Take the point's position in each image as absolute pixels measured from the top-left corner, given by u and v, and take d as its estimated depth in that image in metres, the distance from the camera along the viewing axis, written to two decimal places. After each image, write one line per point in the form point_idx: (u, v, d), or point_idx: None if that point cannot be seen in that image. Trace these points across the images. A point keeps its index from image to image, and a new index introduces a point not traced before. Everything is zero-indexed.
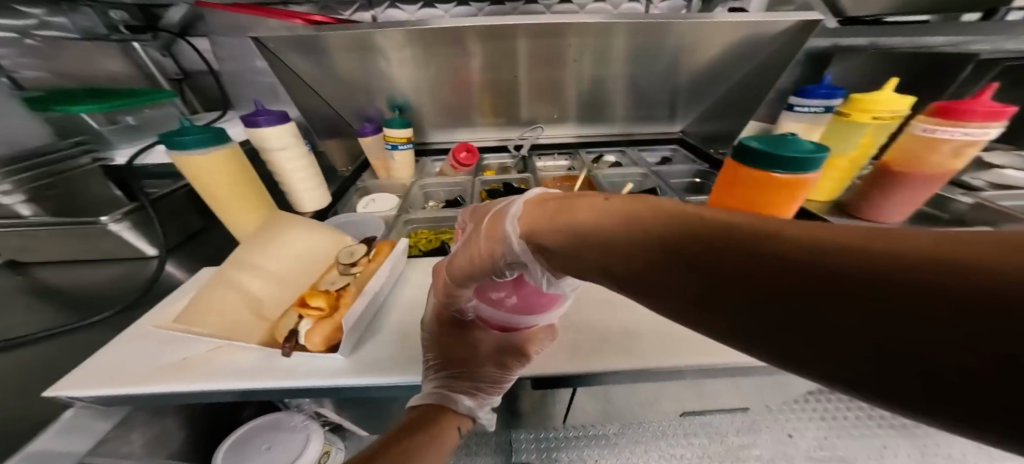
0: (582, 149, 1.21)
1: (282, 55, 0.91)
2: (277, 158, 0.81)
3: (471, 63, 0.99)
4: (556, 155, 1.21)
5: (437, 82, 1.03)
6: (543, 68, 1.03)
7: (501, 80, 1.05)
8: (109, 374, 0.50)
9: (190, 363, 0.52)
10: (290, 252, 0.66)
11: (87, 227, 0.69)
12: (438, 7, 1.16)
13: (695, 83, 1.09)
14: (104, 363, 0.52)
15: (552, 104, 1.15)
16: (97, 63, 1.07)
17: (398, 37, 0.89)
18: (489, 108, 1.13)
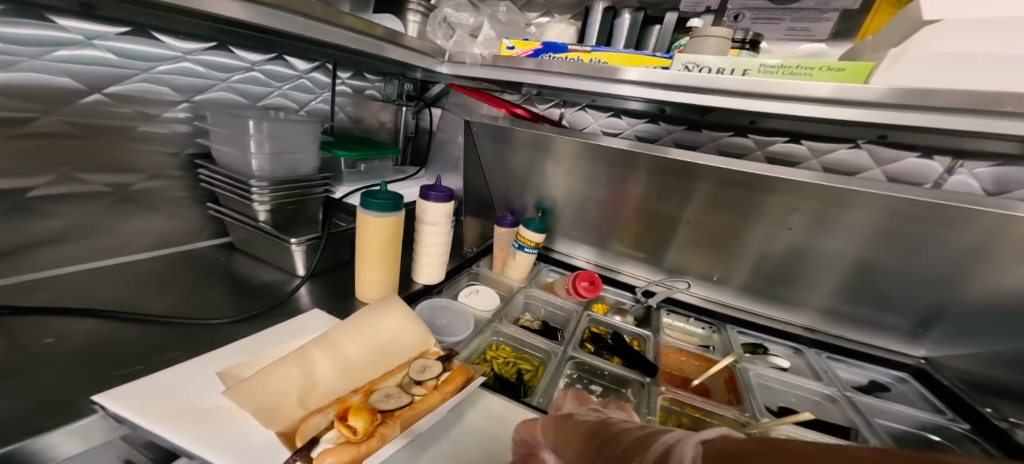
0: (731, 326, 1.04)
1: (483, 145, 1.02)
2: (426, 230, 0.88)
3: (631, 189, 0.93)
4: (693, 320, 1.06)
5: (594, 202, 1.02)
6: (721, 212, 0.87)
7: (663, 213, 0.95)
8: (153, 401, 0.49)
9: (210, 415, 0.48)
10: (373, 337, 0.62)
11: (280, 243, 0.87)
12: (624, 119, 1.20)
13: (992, 306, 0.78)
14: (154, 388, 0.51)
15: (712, 258, 0.99)
16: (379, 116, 1.37)
17: (574, 148, 0.90)
18: (631, 239, 1.06)
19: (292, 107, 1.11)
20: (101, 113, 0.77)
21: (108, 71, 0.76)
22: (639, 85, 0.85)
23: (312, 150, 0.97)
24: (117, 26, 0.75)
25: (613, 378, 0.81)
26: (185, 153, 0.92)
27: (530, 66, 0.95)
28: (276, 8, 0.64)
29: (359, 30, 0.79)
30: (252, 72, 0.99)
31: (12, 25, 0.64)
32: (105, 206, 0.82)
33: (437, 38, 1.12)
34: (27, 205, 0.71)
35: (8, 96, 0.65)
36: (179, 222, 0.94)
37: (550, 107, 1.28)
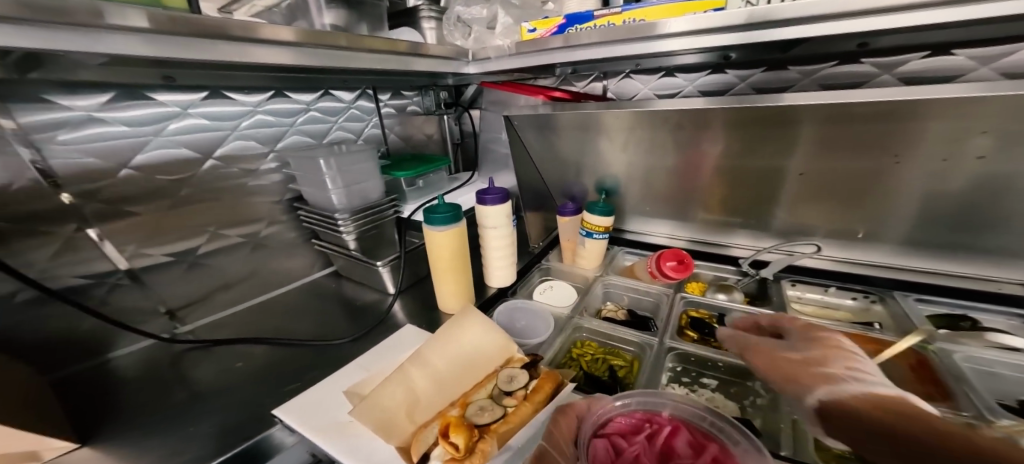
0: (902, 293, 0.85)
1: (527, 137, 0.98)
2: (488, 234, 0.87)
3: (708, 149, 0.82)
4: (836, 290, 0.90)
5: (675, 174, 0.92)
6: (843, 154, 0.73)
7: (766, 167, 0.81)
8: (306, 417, 0.58)
9: (344, 430, 0.55)
10: (460, 349, 0.63)
11: (368, 265, 0.95)
12: (679, 76, 1.07)
13: None
14: (310, 401, 0.61)
15: (846, 208, 0.82)
16: (425, 129, 1.40)
17: (624, 119, 0.82)
18: (716, 205, 0.95)
19: (351, 137, 1.17)
20: (219, 175, 0.89)
21: (209, 135, 0.86)
22: (689, 35, 0.74)
23: (376, 176, 1.00)
24: (198, 92, 0.83)
25: (731, 368, 0.73)
26: (284, 199, 1.03)
27: (559, 44, 0.88)
28: (315, 47, 0.71)
29: (384, 50, 0.82)
30: (310, 112, 1.05)
31: (129, 108, 0.75)
32: (246, 254, 0.97)
33: (456, 40, 1.10)
34: (200, 262, 0.90)
35: (155, 174, 0.80)
36: (301, 259, 1.08)
37: (589, 82, 1.20)
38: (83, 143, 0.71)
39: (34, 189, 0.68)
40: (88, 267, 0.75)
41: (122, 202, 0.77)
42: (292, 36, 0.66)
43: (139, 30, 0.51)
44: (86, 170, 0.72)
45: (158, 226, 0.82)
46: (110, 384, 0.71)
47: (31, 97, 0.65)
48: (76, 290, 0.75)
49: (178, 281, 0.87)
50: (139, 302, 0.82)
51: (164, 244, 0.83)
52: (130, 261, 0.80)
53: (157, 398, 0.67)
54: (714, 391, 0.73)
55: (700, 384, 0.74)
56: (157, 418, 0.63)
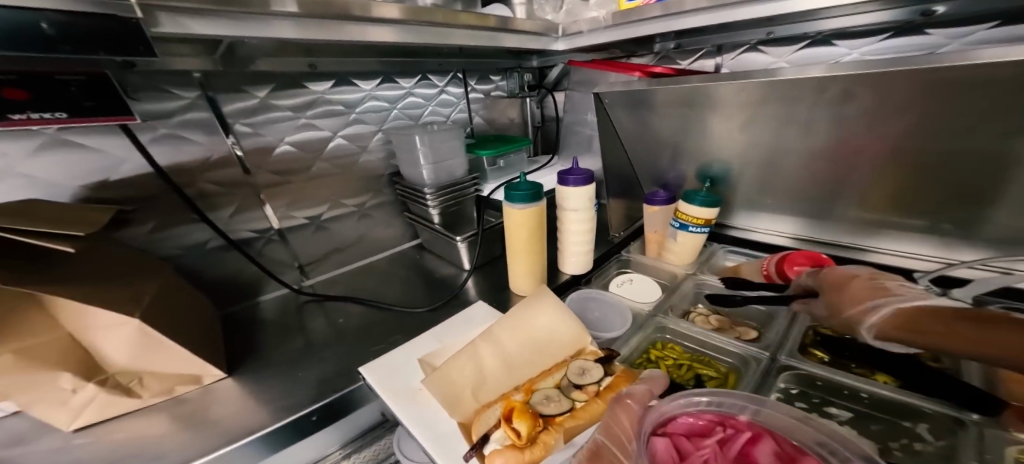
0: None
1: (618, 115, 0.90)
2: (567, 217, 0.83)
3: (882, 128, 0.64)
4: None
5: (825, 160, 0.74)
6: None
7: (978, 153, 0.59)
8: (385, 377, 0.61)
9: (414, 395, 0.57)
10: (530, 333, 0.60)
11: (449, 240, 0.97)
12: (840, 43, 0.84)
13: None
14: (390, 363, 0.65)
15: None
16: (507, 112, 1.38)
17: (747, 91, 0.69)
18: (881, 200, 0.75)
19: (441, 120, 1.19)
20: (343, 152, 0.99)
21: (339, 117, 0.96)
22: None
23: (461, 155, 1.02)
24: (327, 80, 0.92)
25: (878, 403, 0.58)
26: (386, 174, 1.09)
27: (656, 12, 0.78)
28: (418, 24, 0.73)
29: (475, 26, 0.80)
30: (409, 96, 1.09)
31: (290, 95, 0.88)
32: (355, 222, 1.07)
33: (547, 14, 1.05)
34: (323, 225, 1.01)
35: (306, 152, 0.93)
36: (396, 229, 1.15)
37: (698, 59, 1.03)
38: (258, 124, 0.85)
39: (225, 160, 0.82)
40: (255, 224, 0.90)
41: (275, 171, 0.89)
42: (397, 14, 0.68)
43: (293, 16, 0.58)
44: (259, 147, 0.86)
45: (301, 195, 0.95)
46: (239, 323, 0.84)
47: (226, 89, 0.79)
48: (245, 242, 0.89)
49: (309, 241, 0.99)
50: (283, 256, 0.96)
51: (305, 207, 0.96)
52: (280, 221, 0.93)
53: (282, 340, 0.78)
54: (843, 424, 0.58)
55: (825, 414, 0.60)
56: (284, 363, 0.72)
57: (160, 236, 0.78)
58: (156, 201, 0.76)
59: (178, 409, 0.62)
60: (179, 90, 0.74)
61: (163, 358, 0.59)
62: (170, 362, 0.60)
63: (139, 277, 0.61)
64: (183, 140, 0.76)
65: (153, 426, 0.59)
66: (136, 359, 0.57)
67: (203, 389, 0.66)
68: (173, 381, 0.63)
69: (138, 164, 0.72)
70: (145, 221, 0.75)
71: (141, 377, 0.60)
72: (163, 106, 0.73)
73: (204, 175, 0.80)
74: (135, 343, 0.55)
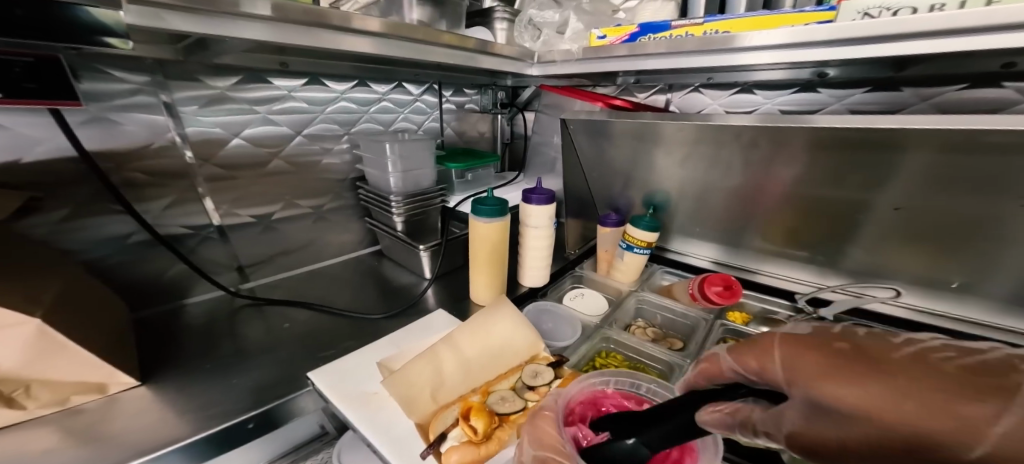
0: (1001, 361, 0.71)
1: (580, 143, 0.98)
2: (528, 233, 0.88)
3: (780, 173, 0.77)
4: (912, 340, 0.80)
5: (743, 197, 0.87)
6: (944, 194, 0.65)
7: (850, 200, 0.74)
8: (338, 381, 0.61)
9: (370, 399, 0.58)
10: (490, 338, 0.64)
11: (411, 248, 0.99)
12: (758, 93, 0.99)
13: None
14: (345, 367, 0.65)
15: (930, 255, 0.75)
16: (478, 127, 1.43)
17: (685, 131, 0.79)
18: (779, 234, 0.90)
19: (413, 129, 1.22)
20: (302, 152, 0.97)
21: (303, 117, 0.95)
22: (777, 50, 0.69)
23: (430, 165, 1.04)
24: (300, 78, 0.92)
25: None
26: (349, 178, 1.09)
27: (623, 52, 0.87)
28: (392, 38, 0.75)
29: (453, 45, 0.85)
30: (383, 101, 1.11)
31: (251, 89, 0.86)
32: (309, 224, 1.04)
33: (525, 42, 1.10)
34: (273, 225, 0.98)
35: (260, 146, 0.90)
36: (352, 234, 1.13)
37: (652, 94, 1.16)
38: (215, 116, 0.82)
39: (168, 147, 0.79)
40: (191, 220, 0.85)
41: (225, 166, 0.86)
42: (378, 27, 0.71)
43: (265, 18, 0.58)
44: (207, 140, 0.82)
45: (251, 193, 0.92)
46: (175, 324, 0.79)
47: (182, 76, 0.77)
48: (176, 238, 0.84)
49: (253, 241, 0.95)
50: (217, 255, 0.91)
51: (253, 207, 0.93)
52: (222, 218, 0.88)
53: (222, 344, 0.74)
54: None
55: None
56: (213, 366, 0.68)
57: (74, 226, 0.71)
58: (73, 187, 0.70)
59: (71, 422, 0.53)
60: (123, 73, 0.71)
61: (64, 365, 0.51)
62: (71, 369, 0.52)
63: (45, 271, 0.57)
64: (115, 124, 0.72)
65: (38, 441, 0.50)
66: (29, 365, 0.48)
67: (108, 399, 0.58)
68: (70, 390, 0.54)
69: (61, 146, 0.67)
70: (57, 209, 0.69)
71: (29, 386, 0.50)
72: (107, 88, 0.70)
73: (135, 163, 0.75)
74: (30, 350, 0.47)
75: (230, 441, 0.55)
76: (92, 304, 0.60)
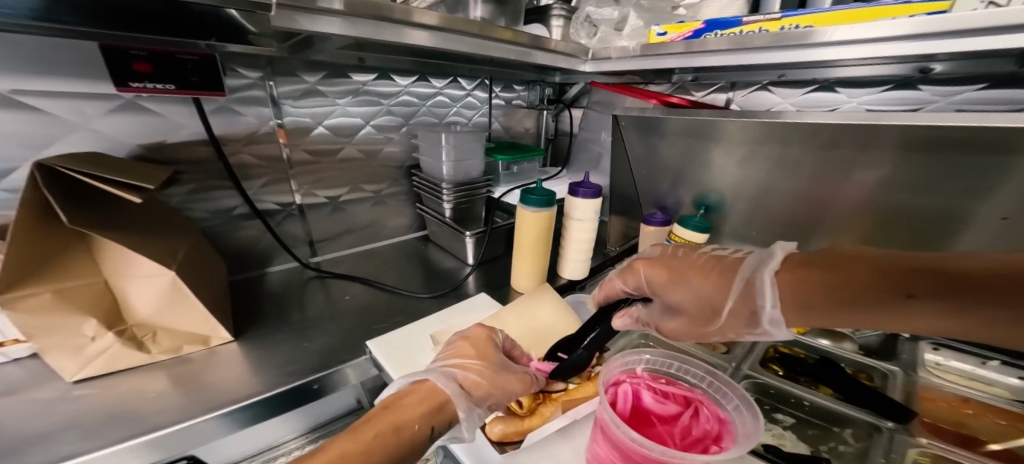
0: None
1: (633, 140, 0.98)
2: (572, 226, 0.90)
3: (858, 176, 0.73)
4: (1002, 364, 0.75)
5: (805, 201, 0.83)
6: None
7: (934, 207, 0.69)
8: (392, 351, 0.67)
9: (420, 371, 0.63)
10: (531, 322, 0.67)
11: (459, 234, 1.04)
12: (840, 91, 0.93)
13: None
14: (398, 339, 0.70)
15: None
16: (523, 122, 1.46)
17: (750, 129, 0.78)
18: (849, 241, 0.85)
19: (463, 122, 1.27)
20: (370, 140, 1.05)
21: (373, 108, 1.02)
22: (865, 45, 0.65)
23: (479, 156, 1.09)
24: (369, 74, 0.99)
25: (816, 412, 0.67)
26: (405, 166, 1.15)
27: (678, 49, 0.87)
28: (453, 33, 0.80)
29: (507, 41, 0.88)
30: (439, 96, 1.16)
31: (335, 83, 0.94)
32: (369, 208, 1.11)
33: (581, 38, 1.11)
34: (341, 207, 1.06)
35: (337, 134, 0.98)
36: (405, 219, 1.20)
37: (711, 92, 1.13)
38: (306, 107, 0.91)
39: (270, 133, 0.88)
40: (277, 197, 0.94)
41: (309, 150, 0.95)
42: (434, 21, 0.74)
43: (337, 13, 0.64)
44: (300, 127, 0.91)
45: (322, 177, 0.99)
46: (258, 290, 0.88)
47: (285, 72, 0.85)
48: (268, 213, 0.94)
49: (324, 220, 1.03)
50: (297, 230, 1.00)
51: (328, 188, 1.01)
52: (303, 198, 0.97)
53: (289, 310, 0.82)
54: (785, 428, 0.67)
55: (775, 419, 0.69)
56: (287, 332, 0.75)
57: (198, 197, 0.82)
58: (201, 166, 0.80)
59: (180, 369, 0.60)
60: (246, 70, 0.80)
61: (182, 315, 0.60)
62: (185, 321, 0.61)
63: (179, 235, 0.65)
64: (235, 114, 0.81)
65: (150, 384, 0.57)
66: (157, 313, 0.58)
67: (209, 352, 0.65)
68: (183, 340, 0.62)
69: (198, 130, 0.78)
70: (190, 182, 0.80)
71: (156, 332, 0.60)
72: (231, 83, 0.79)
73: (246, 147, 0.85)
74: (163, 298, 0.57)
75: (302, 397, 0.62)
76: (210, 269, 0.70)
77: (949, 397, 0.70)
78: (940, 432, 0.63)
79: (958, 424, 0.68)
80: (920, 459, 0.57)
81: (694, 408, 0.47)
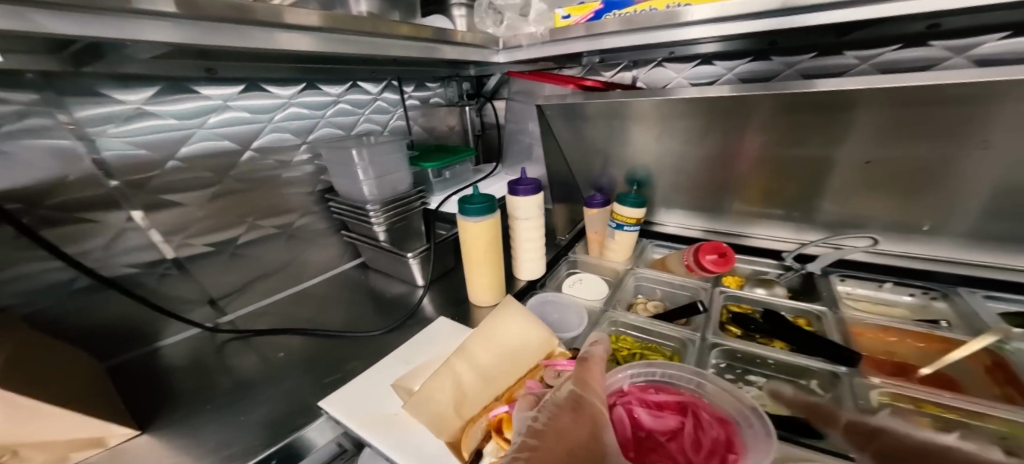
0: (971, 290, 0.77)
1: (557, 127, 0.96)
2: (518, 225, 0.87)
3: (750, 139, 0.78)
4: (892, 286, 0.83)
5: (715, 164, 0.87)
6: (900, 140, 0.66)
7: (816, 158, 0.75)
8: (355, 408, 0.59)
9: (395, 421, 0.56)
10: (502, 340, 0.63)
11: (398, 257, 0.95)
12: (717, 63, 0.98)
13: None
14: (357, 392, 0.62)
15: (893, 200, 0.76)
16: (447, 120, 1.38)
17: (658, 107, 0.79)
18: (757, 196, 0.89)
19: (378, 129, 1.15)
20: (256, 168, 0.90)
21: (245, 128, 0.86)
22: (714, 23, 0.70)
23: (404, 168, 1.00)
24: (235, 85, 0.83)
25: (781, 367, 0.71)
26: (317, 190, 1.03)
27: (581, 33, 0.85)
28: (343, 33, 0.67)
29: (411, 37, 0.78)
30: (339, 104, 1.03)
31: (170, 102, 0.75)
32: (282, 244, 0.98)
33: (487, 28, 1.04)
34: (239, 251, 0.91)
35: (206, 167, 0.82)
36: (330, 249, 1.08)
37: (619, 71, 1.14)
38: (136, 135, 0.72)
39: (86, 179, 0.68)
40: (137, 257, 0.77)
41: (163, 191, 0.77)
42: (318, 21, 0.61)
43: (170, 16, 0.48)
44: (136, 163, 0.73)
45: (195, 219, 0.83)
46: (158, 370, 0.72)
47: (78, 91, 0.66)
48: (126, 279, 0.76)
49: (221, 271, 0.89)
50: (185, 290, 0.84)
51: (209, 234, 0.85)
52: (176, 250, 0.81)
53: (205, 383, 0.68)
54: (760, 388, 0.72)
55: (747, 381, 0.73)
56: (209, 412, 0.62)
57: (8, 276, 0.64)
58: None
59: None
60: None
61: (55, 423, 0.46)
62: (65, 426, 0.47)
63: None
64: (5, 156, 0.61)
65: None
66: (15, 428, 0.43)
67: (110, 452, 0.54)
68: (67, 448, 0.49)
69: None
70: None
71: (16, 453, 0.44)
72: None
73: (46, 201, 0.65)
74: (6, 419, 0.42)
75: None
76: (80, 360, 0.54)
77: (872, 327, 0.75)
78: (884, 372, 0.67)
79: (889, 354, 0.74)
80: (881, 398, 0.62)
81: (695, 416, 0.51)
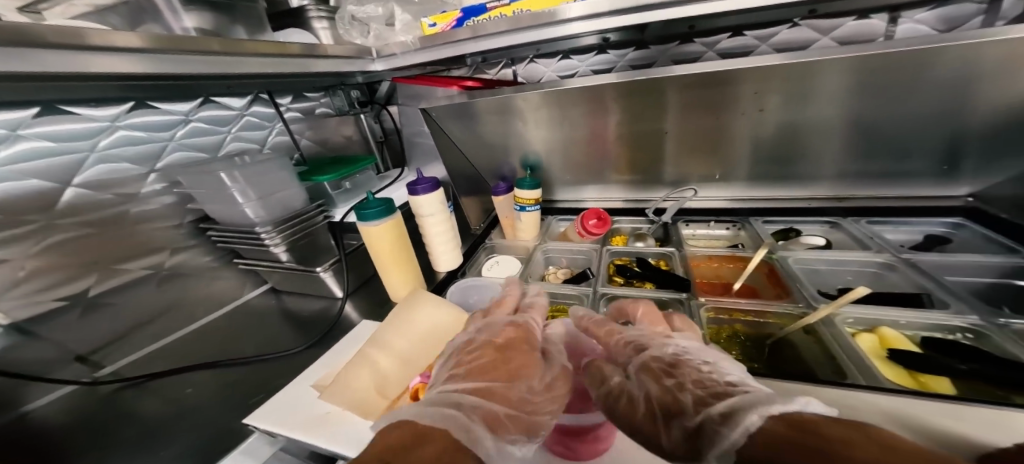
0: (755, 218, 1.05)
1: (447, 126, 1.04)
2: (426, 222, 0.93)
3: (607, 120, 0.94)
4: (713, 223, 1.08)
5: (580, 144, 1.04)
6: (697, 113, 0.88)
7: (650, 132, 0.95)
8: (282, 415, 0.60)
9: (325, 418, 0.59)
10: (414, 325, 0.71)
11: (308, 273, 0.94)
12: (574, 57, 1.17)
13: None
14: (284, 401, 0.63)
15: (707, 158, 1.00)
16: (341, 131, 1.35)
17: (529, 100, 0.92)
18: (624, 167, 1.08)
19: (254, 147, 1.10)
20: (90, 204, 0.81)
21: (57, 161, 0.77)
22: (587, 19, 0.82)
23: (295, 183, 0.99)
24: (24, 108, 0.71)
25: (650, 302, 0.89)
26: (186, 222, 0.96)
27: (466, 35, 0.91)
28: (167, 52, 0.63)
29: (271, 53, 0.78)
30: (191, 123, 0.95)
31: None
32: (155, 288, 0.91)
33: (355, 38, 1.08)
34: (97, 303, 0.83)
35: (17, 212, 0.72)
36: (227, 280, 1.02)
37: (500, 69, 1.26)
38: None
39: None
40: None
41: None
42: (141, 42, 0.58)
43: None
44: None
45: (24, 276, 0.74)
46: (36, 435, 0.64)
47: None
48: None
49: (75, 329, 0.80)
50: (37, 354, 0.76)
51: (54, 289, 0.78)
52: (11, 314, 0.74)
53: (103, 434, 0.63)
54: None
55: None
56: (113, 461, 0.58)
57: None
58: None
59: None
60: None
61: None
62: None
63: None
64: None
65: None
66: None
67: None
68: None
69: None
70: None
71: None
72: None
73: None
74: None
75: None
76: None
77: (702, 258, 0.98)
78: (712, 294, 0.90)
79: (717, 277, 0.99)
80: (708, 314, 0.83)
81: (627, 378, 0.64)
